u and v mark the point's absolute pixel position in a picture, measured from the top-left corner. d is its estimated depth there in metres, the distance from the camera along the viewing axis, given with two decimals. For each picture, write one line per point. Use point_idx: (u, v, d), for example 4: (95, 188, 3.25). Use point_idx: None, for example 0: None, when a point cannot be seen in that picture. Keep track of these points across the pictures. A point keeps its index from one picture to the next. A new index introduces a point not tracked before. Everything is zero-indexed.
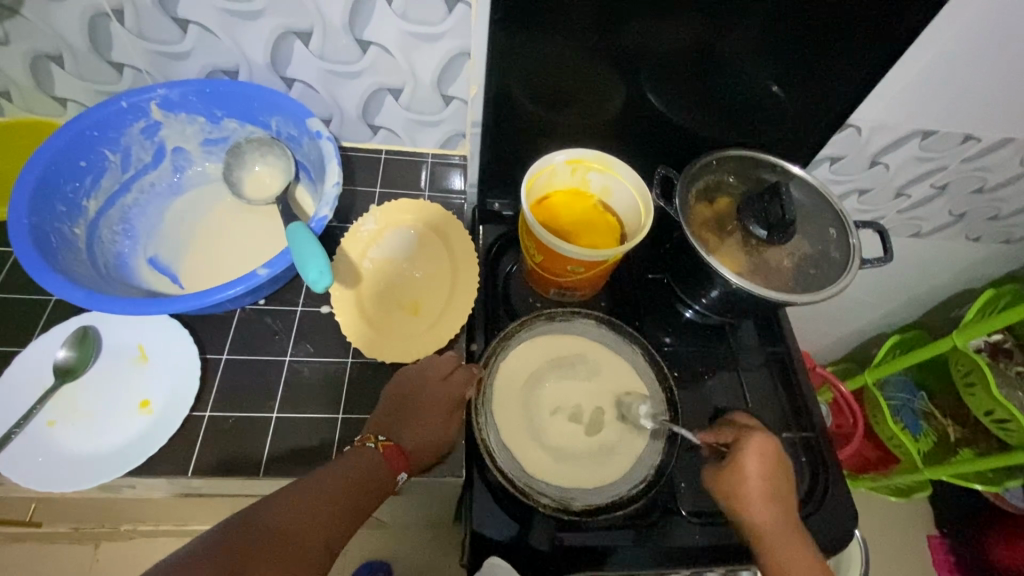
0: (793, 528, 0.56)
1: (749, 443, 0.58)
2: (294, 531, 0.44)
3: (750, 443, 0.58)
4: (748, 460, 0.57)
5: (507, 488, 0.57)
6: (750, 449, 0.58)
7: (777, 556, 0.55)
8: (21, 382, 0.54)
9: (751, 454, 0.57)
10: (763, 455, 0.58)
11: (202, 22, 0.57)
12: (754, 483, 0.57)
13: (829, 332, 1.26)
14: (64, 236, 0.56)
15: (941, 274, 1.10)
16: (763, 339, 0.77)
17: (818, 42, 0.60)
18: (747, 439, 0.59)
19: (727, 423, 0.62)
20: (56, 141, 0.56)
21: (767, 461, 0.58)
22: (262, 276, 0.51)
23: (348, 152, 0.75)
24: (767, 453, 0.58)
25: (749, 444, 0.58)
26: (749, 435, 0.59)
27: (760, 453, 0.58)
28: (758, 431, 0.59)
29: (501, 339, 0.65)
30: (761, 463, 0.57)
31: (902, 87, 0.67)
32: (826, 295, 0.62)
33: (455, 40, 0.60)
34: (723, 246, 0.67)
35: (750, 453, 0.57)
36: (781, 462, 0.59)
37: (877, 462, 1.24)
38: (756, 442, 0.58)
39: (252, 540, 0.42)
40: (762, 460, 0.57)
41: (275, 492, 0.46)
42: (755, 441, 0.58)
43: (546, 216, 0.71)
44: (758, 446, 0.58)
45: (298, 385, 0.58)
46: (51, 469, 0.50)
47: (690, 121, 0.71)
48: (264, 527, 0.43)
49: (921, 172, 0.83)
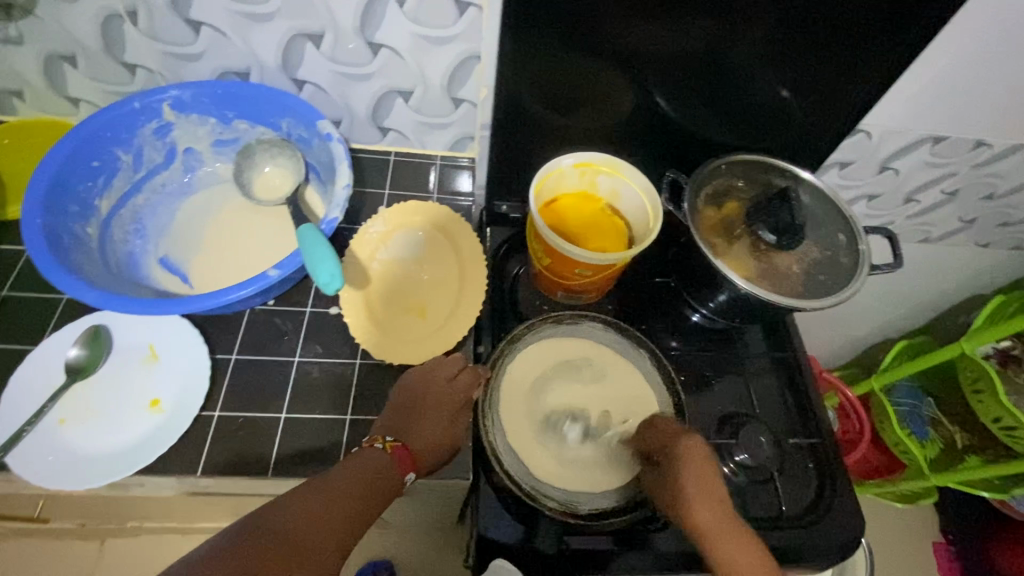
0: (738, 527, 0.54)
1: (677, 445, 0.57)
2: (307, 534, 0.44)
3: (679, 446, 0.57)
4: (682, 461, 0.56)
5: (513, 491, 0.57)
6: (680, 450, 0.57)
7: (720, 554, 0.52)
8: (33, 379, 0.55)
9: (685, 454, 0.56)
10: (695, 457, 0.57)
11: (215, 24, 0.57)
12: (693, 483, 0.55)
13: (835, 337, 1.25)
14: (77, 235, 0.57)
15: (950, 280, 1.09)
16: (771, 344, 0.76)
17: (829, 47, 0.60)
18: (678, 442, 0.57)
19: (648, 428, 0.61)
20: (70, 141, 0.57)
21: (697, 462, 0.56)
22: (273, 278, 0.51)
23: (357, 153, 0.75)
24: (699, 455, 0.57)
25: (679, 446, 0.57)
26: (677, 438, 0.57)
27: (691, 453, 0.57)
28: (684, 433, 0.58)
29: (508, 342, 0.65)
30: (695, 465, 0.56)
31: (913, 93, 0.67)
32: (835, 301, 0.62)
33: (466, 43, 0.60)
34: (731, 250, 0.66)
35: (685, 455, 0.56)
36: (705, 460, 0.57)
37: (884, 469, 1.24)
38: (686, 443, 0.57)
39: (265, 543, 0.42)
40: (697, 461, 0.56)
41: (287, 494, 0.46)
42: (685, 444, 0.57)
43: (554, 219, 0.71)
44: (688, 447, 0.57)
45: (307, 386, 0.58)
46: (62, 467, 0.51)
47: (699, 126, 0.71)
48: (277, 530, 0.43)
49: (931, 178, 0.83)
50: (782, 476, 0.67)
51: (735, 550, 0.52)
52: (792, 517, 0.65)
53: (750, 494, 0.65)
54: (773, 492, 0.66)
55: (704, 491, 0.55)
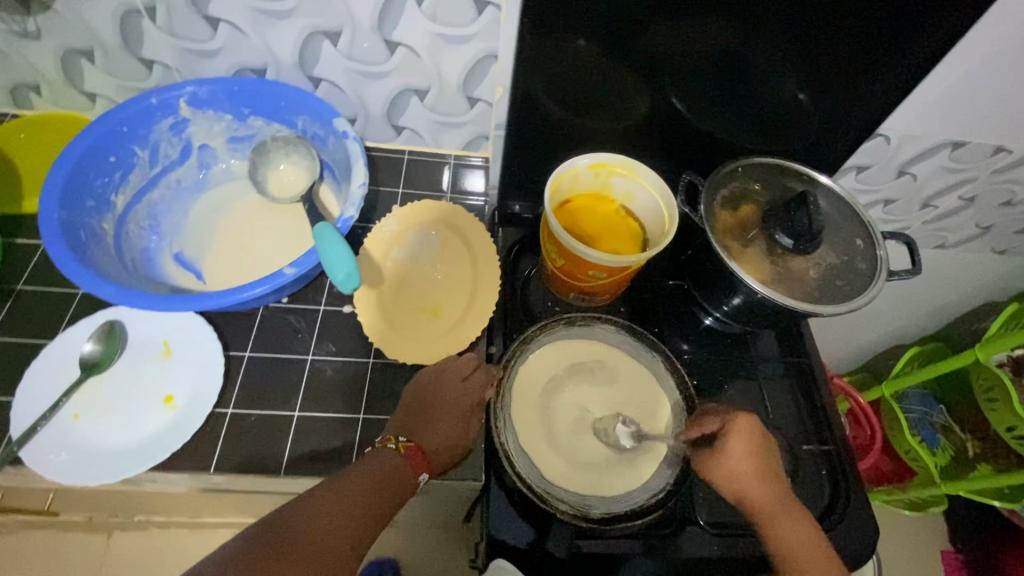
0: (790, 499, 0.56)
1: (736, 426, 0.56)
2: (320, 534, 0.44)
3: (737, 428, 0.56)
4: (738, 442, 0.56)
5: (525, 493, 0.57)
6: (738, 432, 0.56)
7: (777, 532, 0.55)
8: (48, 374, 0.55)
9: (742, 435, 0.56)
10: (751, 436, 0.57)
11: (232, 21, 0.57)
12: (750, 463, 0.56)
13: (847, 342, 1.24)
14: (94, 231, 0.57)
15: (964, 286, 1.08)
16: (784, 349, 0.76)
17: (850, 51, 0.59)
18: (734, 424, 0.57)
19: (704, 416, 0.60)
20: (88, 137, 0.57)
21: (753, 441, 0.57)
22: (288, 276, 0.51)
23: (371, 151, 0.75)
24: (755, 434, 0.57)
25: (735, 428, 0.57)
26: (734, 420, 0.57)
27: (747, 433, 0.57)
28: (738, 414, 0.58)
29: (521, 343, 0.64)
30: (751, 444, 0.56)
31: (933, 98, 0.66)
32: (852, 307, 0.61)
33: (483, 43, 0.60)
34: (747, 253, 0.66)
35: (742, 436, 0.56)
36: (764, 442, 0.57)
37: (893, 475, 1.23)
38: (741, 423, 0.57)
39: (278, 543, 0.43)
40: (752, 440, 0.57)
41: (306, 493, 0.47)
42: (742, 424, 0.57)
43: (568, 220, 0.70)
44: (744, 427, 0.57)
45: (319, 384, 0.58)
46: (75, 463, 0.51)
47: (715, 127, 0.70)
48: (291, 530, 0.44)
49: (949, 183, 0.82)
50: (795, 482, 0.67)
51: (789, 522, 0.55)
52: None
53: None
54: None
55: (762, 474, 0.56)
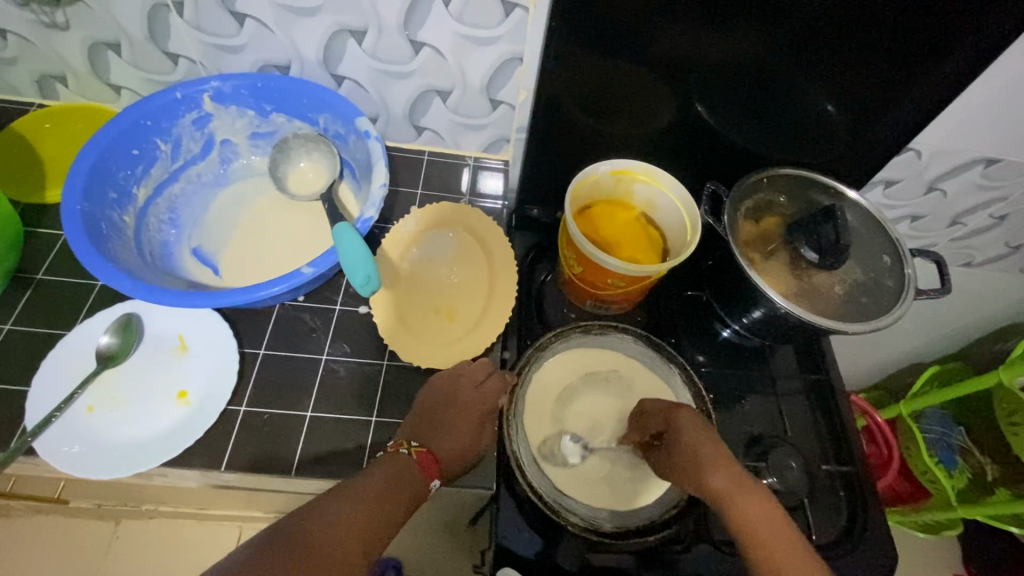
0: (747, 482, 0.53)
1: (677, 418, 0.57)
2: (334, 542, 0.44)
3: (680, 418, 0.57)
4: (683, 432, 0.56)
5: (537, 504, 0.56)
6: (682, 422, 0.57)
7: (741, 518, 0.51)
8: (64, 365, 0.55)
9: (687, 425, 0.57)
10: (695, 427, 0.57)
11: (259, 17, 0.57)
12: (702, 451, 0.55)
13: (864, 358, 1.22)
14: (114, 223, 0.57)
15: (989, 307, 1.05)
16: (804, 366, 0.74)
17: (886, 63, 0.58)
18: (676, 416, 0.58)
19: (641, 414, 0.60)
20: (111, 129, 0.57)
21: (701, 430, 0.57)
22: (307, 275, 0.51)
23: (391, 151, 0.74)
24: (697, 425, 0.57)
25: (679, 418, 0.57)
26: (676, 411, 0.58)
27: (692, 423, 0.57)
28: (682, 406, 0.59)
29: (536, 350, 0.63)
30: (694, 434, 0.56)
31: (969, 113, 0.64)
32: (878, 327, 0.59)
33: (508, 45, 0.59)
34: (769, 266, 0.64)
35: (688, 426, 0.56)
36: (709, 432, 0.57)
37: (908, 496, 1.20)
38: (683, 414, 0.58)
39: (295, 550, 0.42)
40: (699, 429, 0.57)
41: (320, 498, 0.46)
42: (684, 415, 0.58)
43: (587, 226, 0.69)
44: (687, 418, 0.57)
45: (332, 385, 0.58)
46: (87, 455, 0.51)
47: (741, 136, 0.69)
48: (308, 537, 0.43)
49: (980, 201, 0.79)
50: (811, 503, 0.65)
51: (753, 510, 0.51)
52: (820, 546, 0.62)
53: None
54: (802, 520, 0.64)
55: (713, 458, 0.54)
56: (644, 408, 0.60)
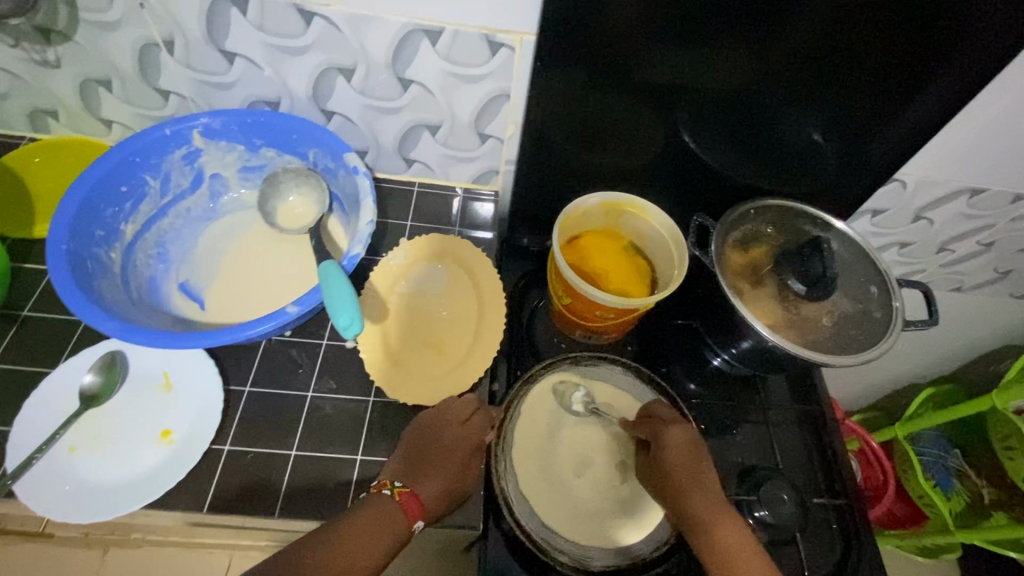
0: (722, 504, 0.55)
1: (666, 434, 0.58)
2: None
3: (666, 434, 0.58)
4: (663, 448, 0.57)
5: (525, 542, 0.55)
6: (669, 439, 0.58)
7: (709, 540, 0.53)
8: (47, 405, 0.54)
9: (672, 443, 0.58)
10: (681, 443, 0.58)
11: (249, 56, 0.58)
12: (678, 471, 0.56)
13: (859, 380, 1.21)
14: (100, 260, 0.57)
15: (982, 330, 1.05)
16: (795, 395, 0.74)
17: (870, 95, 0.58)
18: (663, 431, 0.59)
19: (642, 417, 0.62)
20: (99, 167, 0.57)
21: (685, 449, 0.58)
22: (292, 314, 0.51)
23: (381, 182, 0.75)
24: (685, 443, 0.58)
25: (665, 434, 0.58)
26: (664, 426, 0.59)
27: (677, 440, 0.58)
28: (677, 423, 0.59)
29: (524, 382, 0.63)
30: (680, 451, 0.57)
31: (952, 145, 0.65)
32: (866, 359, 0.59)
33: (496, 82, 0.60)
34: (757, 296, 0.64)
35: (673, 444, 0.57)
36: (695, 448, 0.58)
37: (906, 519, 1.17)
38: (671, 431, 0.58)
39: None
40: (683, 448, 0.57)
41: (300, 543, 0.47)
42: (673, 431, 0.58)
43: (575, 256, 0.69)
44: (674, 436, 0.58)
45: (319, 422, 0.57)
46: (67, 498, 0.50)
47: (728, 167, 0.69)
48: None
49: (967, 229, 0.80)
50: (804, 536, 0.64)
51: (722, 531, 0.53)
52: None
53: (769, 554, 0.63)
54: (794, 554, 0.63)
55: (693, 477, 0.56)
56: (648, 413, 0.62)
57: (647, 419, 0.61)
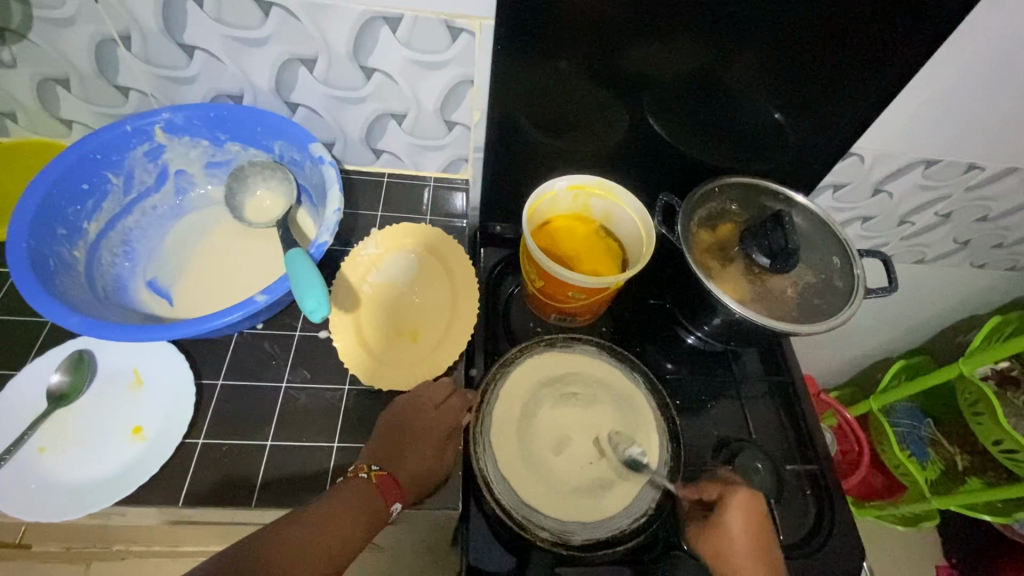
0: None
1: (737, 499, 0.58)
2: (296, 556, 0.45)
3: (734, 496, 0.58)
4: (732, 511, 0.57)
5: (505, 521, 0.56)
6: (739, 506, 0.57)
7: None
8: (14, 406, 0.54)
9: (738, 506, 0.57)
10: (748, 512, 0.57)
11: (209, 49, 0.57)
12: (744, 538, 0.56)
13: (834, 356, 1.25)
14: (64, 259, 0.56)
15: (947, 301, 1.09)
16: (767, 368, 0.76)
17: (824, 71, 0.60)
18: (732, 493, 0.58)
19: (710, 480, 0.61)
20: (59, 165, 0.56)
21: (752, 516, 0.57)
22: (260, 303, 0.51)
23: (351, 175, 0.75)
24: (753, 512, 0.57)
25: (732, 496, 0.58)
26: (732, 488, 0.59)
27: (744, 504, 0.57)
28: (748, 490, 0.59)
29: (501, 365, 0.64)
30: (748, 521, 0.57)
31: (905, 117, 0.67)
32: (831, 326, 0.61)
33: (459, 68, 0.60)
34: (725, 272, 0.66)
35: (741, 512, 0.57)
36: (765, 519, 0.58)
37: (883, 490, 1.21)
38: (738, 494, 0.58)
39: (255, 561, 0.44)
40: (750, 514, 0.57)
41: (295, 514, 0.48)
42: (744, 499, 0.58)
43: (546, 241, 0.70)
44: (740, 499, 0.58)
45: (293, 412, 0.57)
46: (37, 498, 0.49)
47: (692, 147, 0.71)
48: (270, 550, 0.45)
49: (925, 201, 0.83)
50: (779, 503, 0.66)
51: None
52: (788, 545, 0.63)
53: None
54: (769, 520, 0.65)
55: (759, 551, 0.55)
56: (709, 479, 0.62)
57: (716, 481, 0.61)
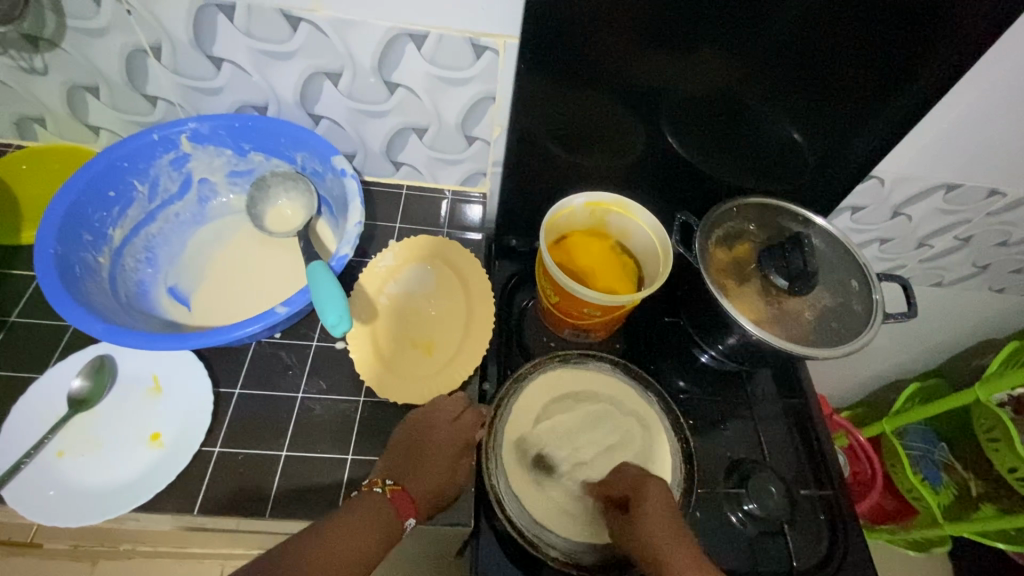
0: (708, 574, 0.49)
1: (647, 490, 0.54)
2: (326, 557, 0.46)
3: (647, 490, 0.54)
4: (648, 503, 0.53)
5: (516, 539, 0.55)
6: (648, 496, 0.54)
7: None
8: (35, 409, 0.55)
9: (654, 497, 0.54)
10: (660, 504, 0.54)
11: (237, 61, 0.58)
12: (660, 530, 0.52)
13: (848, 376, 1.23)
14: (88, 265, 0.57)
15: (963, 324, 1.08)
16: (781, 389, 0.75)
17: (845, 94, 0.60)
18: (644, 485, 0.55)
19: (620, 472, 0.58)
20: (87, 173, 0.58)
21: (664, 509, 0.53)
22: (281, 314, 0.51)
23: (370, 186, 0.76)
24: (662, 503, 0.54)
25: (648, 488, 0.55)
26: (643, 480, 0.56)
27: (660, 498, 0.54)
28: (654, 477, 0.56)
29: (514, 380, 0.64)
30: (659, 512, 0.53)
31: (927, 141, 0.67)
32: (849, 351, 0.60)
33: (481, 85, 0.61)
34: (741, 291, 0.65)
35: (650, 499, 0.54)
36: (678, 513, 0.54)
37: (895, 513, 1.19)
38: (653, 486, 0.55)
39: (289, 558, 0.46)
40: (663, 503, 0.54)
41: (330, 518, 0.49)
42: (653, 488, 0.55)
43: (562, 256, 0.70)
44: (655, 490, 0.54)
45: (308, 423, 0.57)
46: (57, 503, 0.50)
47: (711, 166, 0.71)
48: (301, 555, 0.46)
49: (944, 225, 0.82)
50: (792, 528, 0.65)
51: None
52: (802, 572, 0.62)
53: (759, 547, 0.63)
54: (783, 545, 0.64)
55: (681, 538, 0.51)
56: (619, 470, 0.58)
57: (627, 473, 0.58)
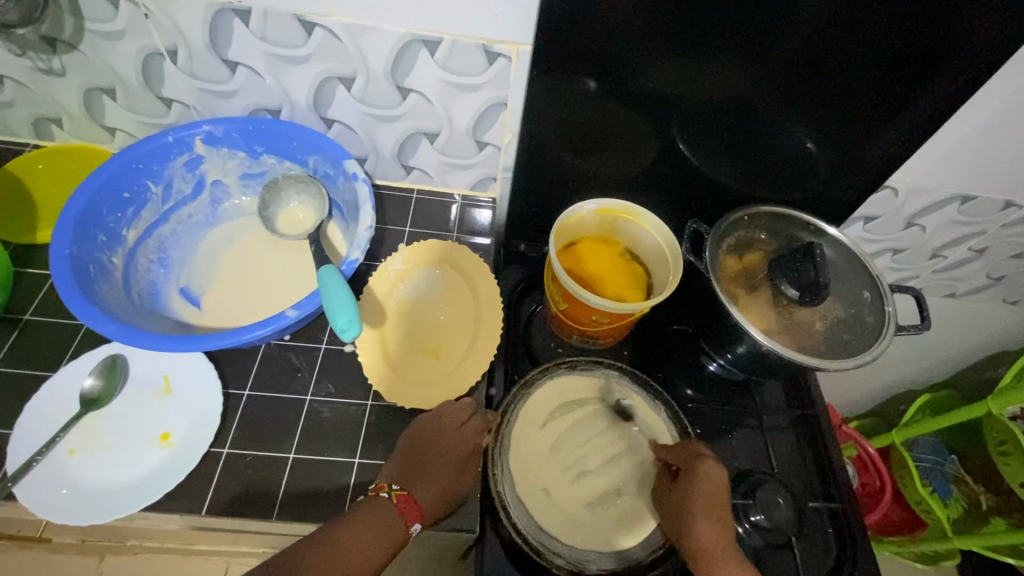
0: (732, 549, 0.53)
1: (700, 469, 0.57)
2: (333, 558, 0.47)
3: (702, 468, 0.57)
4: (700, 479, 0.56)
5: (520, 546, 0.55)
6: (702, 476, 0.56)
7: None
8: (47, 407, 0.55)
9: (709, 476, 0.56)
10: (715, 484, 0.56)
11: (251, 65, 0.59)
12: (707, 506, 0.55)
13: (857, 386, 1.22)
14: (102, 265, 0.58)
15: (976, 336, 1.06)
16: (790, 400, 0.74)
17: (859, 103, 0.59)
18: (701, 463, 0.58)
19: (681, 444, 0.60)
20: (102, 174, 0.58)
21: (716, 488, 0.56)
22: (291, 318, 0.52)
23: (380, 190, 0.76)
24: (719, 484, 0.56)
25: (702, 466, 0.57)
26: (700, 458, 0.58)
27: (714, 477, 0.57)
28: (713, 459, 0.58)
29: (521, 386, 0.64)
30: (711, 491, 0.56)
31: (942, 152, 0.66)
32: (859, 364, 0.60)
33: (493, 91, 0.61)
34: (751, 301, 0.65)
35: (701, 479, 0.56)
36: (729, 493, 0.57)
37: (902, 525, 1.17)
38: (709, 465, 0.57)
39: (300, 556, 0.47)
40: (718, 485, 0.56)
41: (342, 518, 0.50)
42: (708, 468, 0.57)
43: (571, 262, 0.70)
44: (711, 470, 0.57)
45: (316, 425, 0.58)
46: (67, 501, 0.50)
47: (722, 174, 0.70)
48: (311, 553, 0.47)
49: (958, 236, 0.81)
50: (800, 541, 0.65)
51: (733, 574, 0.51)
52: None
53: (766, 559, 0.63)
54: (790, 558, 0.63)
55: (717, 514, 0.55)
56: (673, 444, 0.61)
57: (687, 446, 0.60)
